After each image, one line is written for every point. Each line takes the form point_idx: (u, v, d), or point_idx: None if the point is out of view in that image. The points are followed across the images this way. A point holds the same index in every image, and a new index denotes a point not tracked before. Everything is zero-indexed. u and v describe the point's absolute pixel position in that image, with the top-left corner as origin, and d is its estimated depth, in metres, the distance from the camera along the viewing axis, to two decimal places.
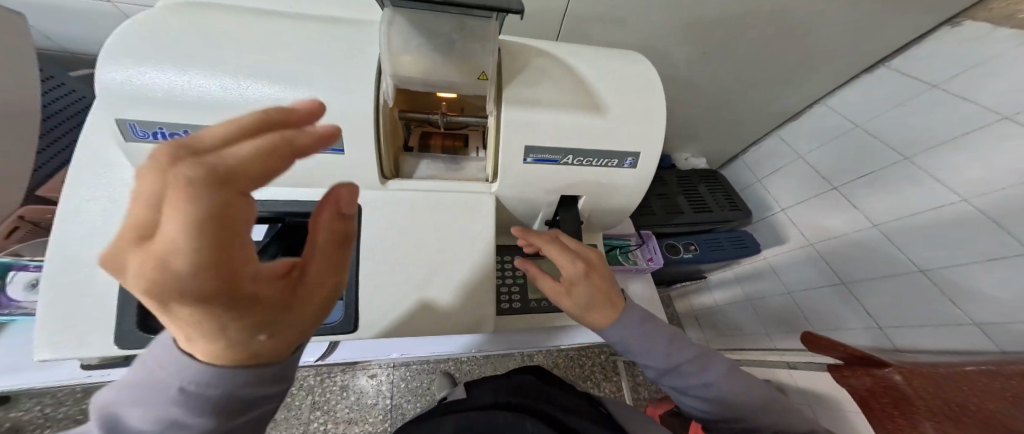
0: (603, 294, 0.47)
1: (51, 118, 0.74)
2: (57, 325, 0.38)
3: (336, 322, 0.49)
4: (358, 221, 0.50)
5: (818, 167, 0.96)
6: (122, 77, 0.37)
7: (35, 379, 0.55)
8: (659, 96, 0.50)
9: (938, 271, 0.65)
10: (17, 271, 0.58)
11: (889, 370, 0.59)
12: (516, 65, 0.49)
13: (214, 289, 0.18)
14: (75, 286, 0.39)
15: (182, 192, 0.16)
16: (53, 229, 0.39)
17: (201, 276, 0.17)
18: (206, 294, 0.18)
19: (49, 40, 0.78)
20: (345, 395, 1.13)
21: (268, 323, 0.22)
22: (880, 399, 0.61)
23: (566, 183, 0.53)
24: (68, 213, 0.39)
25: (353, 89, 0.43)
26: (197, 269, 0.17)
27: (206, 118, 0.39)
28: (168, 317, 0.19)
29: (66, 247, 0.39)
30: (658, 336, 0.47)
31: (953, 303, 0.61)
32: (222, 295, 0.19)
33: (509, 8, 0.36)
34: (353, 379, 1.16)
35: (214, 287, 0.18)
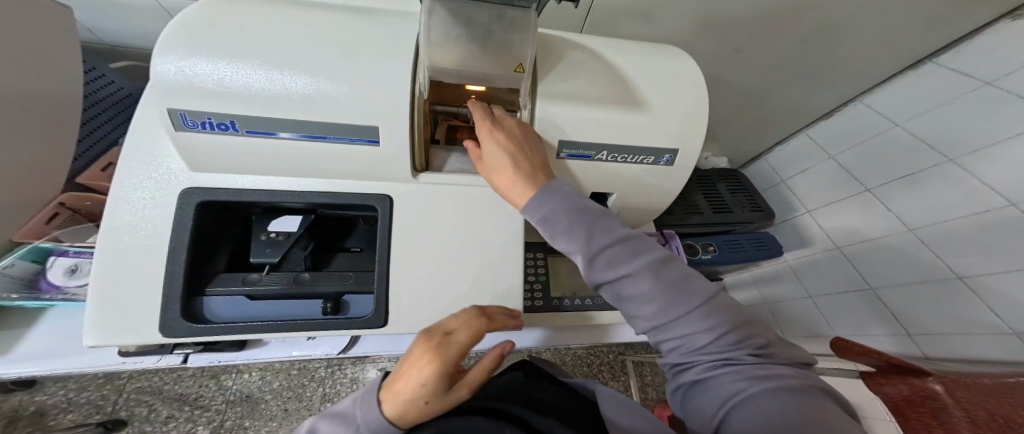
0: (508, 153, 0.43)
1: (92, 107, 0.76)
2: (105, 312, 0.39)
3: (366, 316, 0.48)
4: (390, 214, 0.50)
5: (853, 169, 0.92)
6: (175, 69, 0.38)
7: (70, 365, 0.56)
8: (703, 92, 0.49)
9: (980, 279, 0.62)
10: (59, 256, 0.62)
11: (930, 379, 0.57)
12: (552, 57, 0.47)
13: (447, 347, 0.33)
14: (122, 275, 0.39)
15: (470, 317, 0.38)
16: (104, 218, 0.40)
17: (449, 340, 0.34)
18: (441, 348, 0.33)
19: (91, 32, 0.80)
20: (354, 385, 1.34)
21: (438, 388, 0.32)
22: (917, 407, 0.58)
23: (600, 180, 0.52)
24: (117, 203, 0.40)
25: (392, 79, 0.42)
26: (453, 336, 0.35)
27: (252, 109, 0.39)
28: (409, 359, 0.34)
29: (116, 236, 0.39)
30: (607, 240, 0.37)
31: (992, 311, 0.59)
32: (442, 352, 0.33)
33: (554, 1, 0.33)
34: (362, 371, 1.37)
35: (448, 345, 0.34)
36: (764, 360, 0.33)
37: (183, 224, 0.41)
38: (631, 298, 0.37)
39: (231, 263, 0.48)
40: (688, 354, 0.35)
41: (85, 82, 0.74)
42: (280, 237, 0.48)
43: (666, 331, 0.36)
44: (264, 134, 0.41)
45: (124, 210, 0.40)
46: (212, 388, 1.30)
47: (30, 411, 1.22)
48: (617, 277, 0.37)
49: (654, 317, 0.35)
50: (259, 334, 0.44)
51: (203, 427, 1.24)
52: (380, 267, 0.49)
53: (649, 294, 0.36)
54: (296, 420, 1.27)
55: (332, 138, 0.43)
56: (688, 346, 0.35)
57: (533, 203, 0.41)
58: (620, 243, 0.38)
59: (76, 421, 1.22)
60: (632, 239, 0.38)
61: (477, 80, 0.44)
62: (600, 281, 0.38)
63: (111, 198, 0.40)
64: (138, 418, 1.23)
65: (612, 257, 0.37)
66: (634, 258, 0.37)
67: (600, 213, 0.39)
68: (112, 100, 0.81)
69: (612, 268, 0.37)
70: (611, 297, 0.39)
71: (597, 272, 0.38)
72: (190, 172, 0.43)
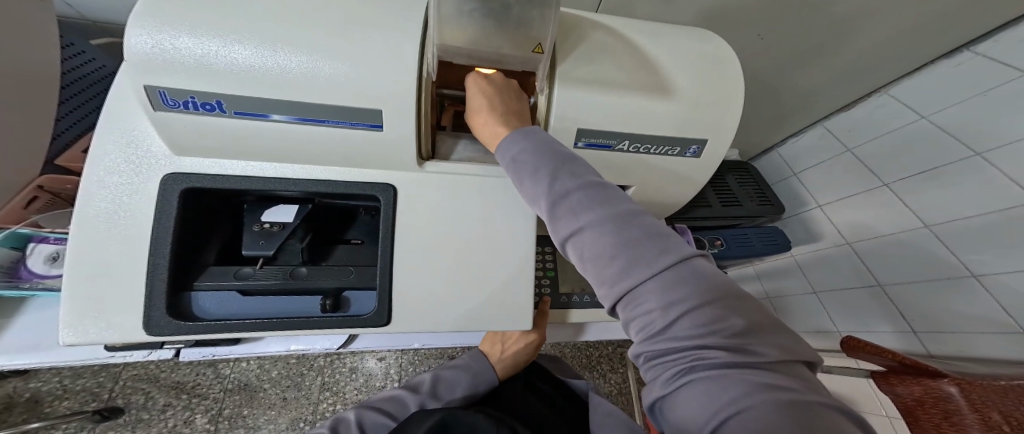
0: (483, 98, 0.42)
1: (73, 85, 0.71)
2: (84, 310, 0.36)
3: (369, 314, 0.45)
4: (393, 204, 0.46)
5: (873, 159, 0.79)
6: (151, 42, 0.33)
7: (55, 358, 0.51)
8: (738, 80, 0.45)
9: (996, 278, 0.55)
10: (38, 243, 0.57)
11: (943, 381, 0.47)
12: (572, 36, 0.43)
13: (532, 345, 0.67)
14: (102, 267, 0.36)
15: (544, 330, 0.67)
16: (76, 206, 0.36)
17: (533, 344, 0.67)
18: (530, 346, 0.67)
19: (71, 7, 0.75)
20: (354, 376, 1.33)
21: (525, 355, 0.70)
22: (930, 408, 0.49)
23: (616, 172, 0.49)
24: (90, 190, 0.36)
25: (390, 56, 0.38)
26: (535, 343, 0.67)
27: (240, 88, 0.35)
28: (511, 347, 0.68)
29: (98, 225, 0.36)
30: (571, 185, 0.35)
31: (1013, 319, 0.52)
32: (530, 347, 0.67)
33: None
34: (362, 362, 1.36)
35: (533, 345, 0.67)
36: (738, 350, 0.28)
37: (167, 213, 0.38)
38: (594, 256, 0.33)
39: (222, 255, 0.45)
40: (656, 334, 0.30)
41: (65, 59, 0.70)
42: (275, 228, 0.44)
43: (633, 301, 0.31)
44: (254, 116, 0.37)
45: (99, 198, 0.36)
46: (210, 376, 1.28)
47: (25, 397, 1.20)
48: (580, 228, 0.33)
49: (617, 280, 0.32)
50: (256, 332, 0.41)
51: (201, 415, 1.22)
52: (381, 262, 0.46)
53: (606, 249, 0.32)
54: (294, 410, 1.26)
55: (330, 122, 0.40)
56: (658, 325, 0.30)
57: (503, 146, 0.40)
58: (586, 189, 0.34)
59: (70, 409, 1.19)
60: (606, 192, 0.35)
61: (492, 61, 0.41)
62: (563, 235, 0.35)
63: (83, 184, 0.36)
64: (134, 406, 1.21)
65: (575, 204, 0.34)
66: (599, 206, 0.33)
67: (568, 158, 0.37)
68: (97, 78, 0.76)
69: (573, 216, 0.34)
70: (574, 258, 0.36)
71: (560, 222, 0.35)
72: (173, 156, 0.39)
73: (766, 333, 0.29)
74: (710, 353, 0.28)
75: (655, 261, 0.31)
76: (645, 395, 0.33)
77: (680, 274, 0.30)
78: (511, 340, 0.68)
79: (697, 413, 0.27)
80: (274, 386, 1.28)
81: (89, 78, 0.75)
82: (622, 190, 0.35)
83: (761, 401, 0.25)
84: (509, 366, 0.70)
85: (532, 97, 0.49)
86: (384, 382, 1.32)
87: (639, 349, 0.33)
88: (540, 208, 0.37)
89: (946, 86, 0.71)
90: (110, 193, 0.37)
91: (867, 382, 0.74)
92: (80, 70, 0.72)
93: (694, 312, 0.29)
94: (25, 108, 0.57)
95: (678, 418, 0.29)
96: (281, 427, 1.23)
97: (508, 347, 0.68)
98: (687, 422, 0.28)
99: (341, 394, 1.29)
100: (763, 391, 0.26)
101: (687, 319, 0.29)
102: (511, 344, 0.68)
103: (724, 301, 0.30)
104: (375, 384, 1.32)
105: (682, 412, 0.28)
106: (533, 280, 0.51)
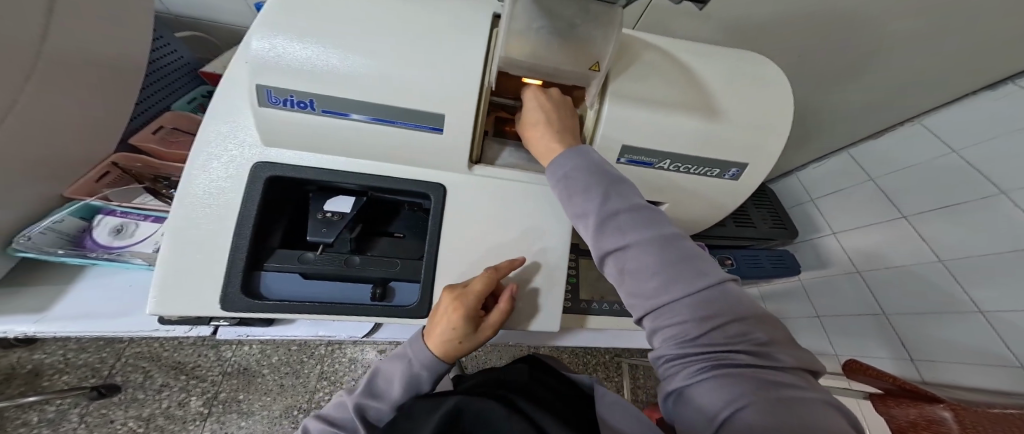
0: (541, 113, 0.46)
1: (158, 73, 0.83)
2: (166, 284, 0.38)
3: (414, 305, 0.48)
4: (443, 203, 0.50)
5: (886, 190, 0.81)
6: (268, 47, 0.36)
7: (106, 327, 0.52)
8: (787, 107, 0.46)
9: (1000, 315, 0.57)
10: (106, 215, 0.61)
11: (939, 406, 0.49)
12: (626, 56, 0.44)
13: (466, 307, 0.44)
14: (184, 245, 0.39)
15: (482, 280, 0.46)
16: (178, 187, 0.39)
17: (467, 305, 0.44)
18: (464, 307, 0.44)
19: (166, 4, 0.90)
20: (353, 367, 1.33)
21: (469, 331, 0.46)
22: (920, 430, 0.51)
23: (653, 187, 0.51)
24: (194, 173, 0.40)
25: (456, 61, 0.41)
26: (469, 303, 0.44)
27: (328, 87, 0.38)
28: (441, 321, 0.45)
29: (191, 206, 0.39)
30: (620, 206, 0.39)
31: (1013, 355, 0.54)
32: (465, 312, 0.44)
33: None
34: (361, 352, 1.37)
35: (468, 307, 0.44)
36: (761, 356, 0.31)
37: (252, 197, 0.41)
38: (635, 270, 0.37)
39: (286, 240, 0.47)
40: (688, 340, 0.33)
41: (154, 50, 0.81)
42: (334, 217, 0.47)
43: (668, 312, 0.34)
44: (334, 114, 0.40)
45: (201, 181, 0.40)
46: (211, 358, 1.29)
47: (26, 369, 1.21)
48: (625, 244, 0.37)
49: (658, 293, 0.35)
50: (312, 314, 0.44)
51: (197, 398, 1.23)
52: (428, 256, 0.49)
53: (649, 265, 0.36)
54: (290, 397, 1.27)
55: (399, 123, 0.43)
56: (691, 333, 0.33)
57: (556, 162, 0.44)
58: (633, 211, 0.39)
59: (69, 383, 1.21)
60: (651, 216, 0.39)
61: (548, 74, 0.43)
62: (606, 249, 0.38)
63: (187, 167, 0.40)
64: (132, 384, 1.22)
65: (623, 223, 0.38)
66: (645, 227, 0.37)
67: (617, 180, 0.41)
68: (177, 66, 0.88)
69: (620, 234, 0.38)
70: (613, 271, 0.39)
71: (607, 238, 0.38)
72: (263, 146, 0.42)
73: (785, 346, 0.33)
74: (732, 356, 0.31)
75: (696, 280, 0.34)
76: (662, 389, 0.36)
77: (717, 293, 0.34)
78: (440, 311, 0.46)
79: (711, 406, 0.30)
80: (274, 371, 1.30)
81: (168, 66, 0.86)
82: (667, 215, 0.39)
83: (774, 397, 0.28)
84: (454, 349, 0.47)
85: (580, 109, 0.51)
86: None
87: (661, 351, 0.35)
88: (586, 223, 0.41)
89: (981, 119, 0.67)
90: (207, 176, 0.40)
91: (859, 404, 0.76)
92: (164, 59, 0.84)
93: (724, 324, 0.32)
94: (99, 88, 0.61)
95: (694, 411, 0.31)
96: (274, 414, 1.24)
97: (438, 322, 0.46)
98: (702, 412, 0.30)
99: (339, 384, 1.30)
100: (777, 390, 0.28)
101: (717, 329, 0.32)
102: (439, 316, 0.45)
103: (750, 317, 0.33)
104: None
105: (699, 408, 0.31)
106: (562, 285, 0.54)
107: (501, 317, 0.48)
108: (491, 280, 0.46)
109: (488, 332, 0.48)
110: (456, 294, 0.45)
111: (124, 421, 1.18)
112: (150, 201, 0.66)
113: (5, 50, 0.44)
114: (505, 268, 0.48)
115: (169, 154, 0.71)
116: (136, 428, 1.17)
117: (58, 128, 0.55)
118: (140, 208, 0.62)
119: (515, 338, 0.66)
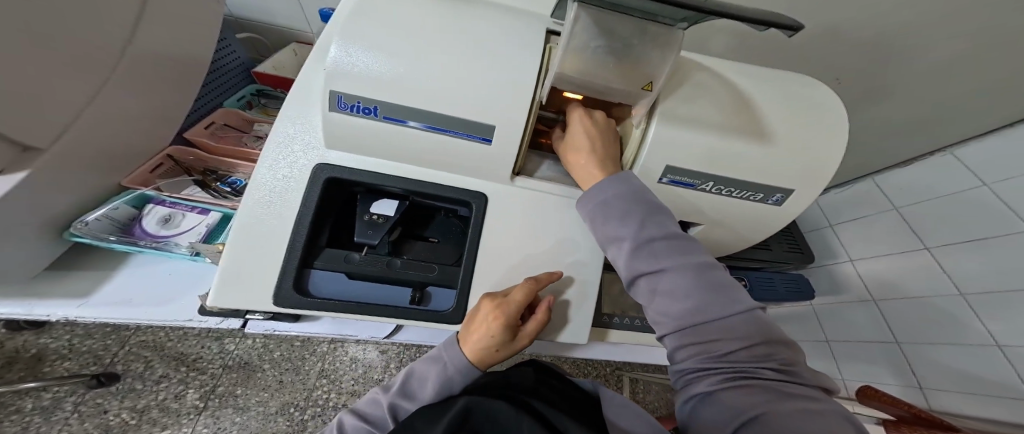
0: (586, 138, 0.46)
1: (219, 72, 0.87)
2: (228, 276, 0.42)
3: (449, 311, 0.49)
4: (483, 211, 0.51)
5: (910, 220, 0.81)
6: (344, 55, 0.38)
7: (141, 315, 0.54)
8: (840, 135, 0.46)
9: None
10: (156, 205, 0.63)
11: None
12: (676, 77, 0.44)
13: (508, 317, 0.45)
14: (255, 242, 0.42)
15: (523, 291, 0.47)
16: (247, 187, 0.43)
17: (508, 315, 0.45)
18: (506, 317, 0.45)
19: (235, 7, 0.96)
20: (353, 367, 1.31)
21: (507, 340, 0.46)
22: None
23: (692, 207, 0.52)
24: (261, 172, 0.44)
25: (510, 74, 0.41)
26: (511, 313, 0.45)
27: (391, 96, 0.40)
28: (480, 329, 0.45)
29: (263, 207, 0.43)
30: (657, 233, 0.42)
31: None
32: (506, 322, 0.44)
33: (786, 26, 0.31)
34: (363, 352, 1.35)
35: (509, 317, 0.45)
36: (780, 372, 0.37)
37: (311, 197, 0.44)
38: (667, 292, 0.41)
39: (331, 239, 0.49)
40: (717, 357, 0.38)
41: (218, 50, 0.85)
42: (379, 219, 0.48)
43: (700, 330, 0.39)
44: (394, 121, 0.42)
45: (264, 180, 0.44)
46: (213, 350, 1.29)
47: (30, 353, 1.22)
48: (661, 269, 0.41)
49: (691, 314, 0.39)
50: (355, 314, 0.45)
51: (194, 391, 1.22)
52: (467, 263, 0.50)
53: (684, 290, 0.40)
54: (288, 394, 1.25)
55: (451, 131, 0.44)
56: (720, 351, 0.38)
57: (598, 187, 0.45)
58: (668, 240, 0.42)
59: (70, 370, 1.21)
60: (686, 246, 0.42)
61: (597, 91, 0.43)
62: (640, 271, 0.42)
63: (258, 167, 0.44)
64: (132, 374, 1.22)
65: (659, 250, 0.42)
66: (679, 255, 0.41)
67: (654, 207, 0.43)
68: (234, 66, 0.92)
69: (656, 259, 0.41)
70: (644, 291, 0.43)
71: (641, 262, 0.42)
72: (324, 148, 0.45)
73: (799, 366, 0.38)
74: (758, 370, 0.36)
75: (727, 306, 0.39)
76: (685, 391, 0.40)
77: (745, 319, 0.39)
78: (480, 319, 0.46)
79: (734, 410, 0.35)
80: (275, 367, 1.29)
81: (227, 66, 0.90)
82: (699, 244, 0.43)
83: (795, 402, 0.33)
84: (489, 356, 0.47)
85: (621, 126, 0.52)
86: (382, 376, 1.31)
87: (687, 364, 0.40)
88: (621, 247, 0.44)
89: (1009, 155, 0.68)
90: (271, 175, 0.44)
91: None
92: (225, 59, 0.88)
93: (751, 345, 0.37)
94: (161, 87, 0.64)
95: (717, 414, 0.36)
96: (270, 411, 1.22)
97: (477, 330, 0.46)
98: (725, 415, 0.35)
99: (338, 382, 1.28)
100: (797, 397, 0.34)
101: (744, 349, 0.37)
102: (479, 324, 0.46)
103: (775, 338, 0.39)
104: (373, 376, 1.31)
105: (722, 412, 0.35)
106: (592, 298, 0.54)
107: (537, 327, 0.49)
108: (530, 291, 0.47)
109: (524, 341, 0.48)
110: (496, 303, 0.46)
111: (118, 412, 1.16)
112: (196, 193, 0.68)
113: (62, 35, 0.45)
114: (543, 280, 0.49)
115: (221, 150, 0.74)
116: (129, 420, 1.15)
117: (121, 120, 0.58)
118: (187, 199, 0.64)
119: (534, 347, 0.66)
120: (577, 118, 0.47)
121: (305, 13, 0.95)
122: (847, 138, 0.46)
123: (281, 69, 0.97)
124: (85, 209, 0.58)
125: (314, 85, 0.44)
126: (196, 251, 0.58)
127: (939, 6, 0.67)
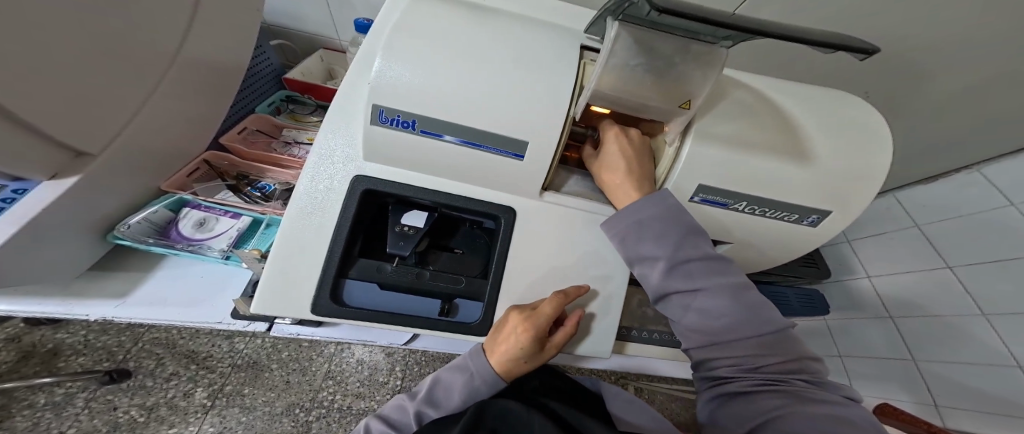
0: (619, 157, 0.46)
1: (253, 78, 0.89)
2: (273, 282, 0.43)
3: (475, 323, 0.49)
4: (511, 224, 0.51)
5: (934, 238, 0.78)
6: (388, 72, 0.39)
7: (170, 316, 0.55)
8: (879, 157, 0.46)
9: None
10: (192, 208, 0.64)
11: None
12: (714, 95, 0.44)
13: (536, 330, 0.44)
14: (297, 250, 0.44)
15: (552, 303, 0.46)
16: (291, 198, 0.44)
17: (538, 327, 0.44)
18: (534, 330, 0.44)
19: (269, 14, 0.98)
20: (359, 370, 1.32)
21: (535, 351, 0.46)
22: None
23: (723, 225, 0.51)
24: (302, 184, 0.45)
25: (548, 89, 0.41)
26: (540, 326, 0.44)
27: (432, 111, 0.41)
28: (509, 340, 0.45)
29: (304, 217, 0.44)
30: (692, 253, 0.42)
31: None
32: (536, 335, 0.44)
33: (843, 46, 0.30)
34: (370, 355, 1.35)
35: (538, 330, 0.44)
36: (810, 382, 0.38)
37: (349, 208, 0.45)
38: (701, 310, 0.41)
39: (365, 248, 0.50)
40: (749, 369, 0.39)
41: (254, 57, 0.88)
42: (411, 230, 0.49)
43: (732, 344, 0.40)
44: (432, 135, 0.43)
45: (305, 191, 0.45)
46: (224, 349, 1.30)
47: (46, 348, 1.24)
48: (696, 288, 0.41)
49: (725, 332, 0.40)
50: (386, 324, 0.46)
51: (203, 389, 1.22)
52: (495, 275, 0.50)
53: (718, 307, 0.40)
54: (293, 394, 1.25)
55: (485, 147, 0.44)
56: (752, 364, 0.39)
57: (631, 207, 0.45)
58: (704, 260, 0.42)
59: (83, 366, 1.22)
60: (722, 265, 0.42)
61: (630, 108, 0.43)
62: (675, 289, 0.42)
63: (301, 179, 0.45)
64: (143, 371, 1.23)
65: (694, 270, 0.42)
66: (714, 275, 0.41)
67: (688, 226, 0.43)
68: (266, 72, 0.94)
69: (691, 278, 0.42)
70: (676, 308, 0.43)
71: (677, 282, 0.42)
72: (361, 160, 0.46)
73: (827, 376, 0.40)
74: (789, 379, 0.38)
75: (762, 324, 0.39)
76: (710, 392, 0.42)
77: (779, 336, 0.39)
78: (509, 331, 0.45)
79: (758, 407, 0.37)
80: (283, 367, 1.30)
81: (261, 72, 0.92)
82: (733, 264, 0.42)
83: (824, 408, 0.35)
84: (517, 367, 0.46)
85: (653, 142, 0.51)
86: (388, 378, 1.31)
87: (716, 373, 0.41)
88: (653, 265, 0.44)
89: None
90: (311, 187, 0.45)
91: None
92: (259, 65, 0.91)
93: (784, 359, 0.38)
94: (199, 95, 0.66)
95: (744, 415, 0.38)
96: (276, 411, 1.22)
97: (506, 342, 0.45)
98: (753, 415, 0.37)
99: (343, 384, 1.28)
100: (826, 402, 0.36)
101: (777, 361, 0.38)
102: (509, 335, 0.45)
103: (806, 351, 0.40)
104: (377, 379, 1.31)
105: (749, 414, 0.37)
106: (616, 313, 0.54)
107: (565, 339, 0.48)
108: (560, 304, 0.46)
109: (550, 352, 0.48)
110: (526, 316, 0.46)
111: (126, 409, 1.17)
112: (229, 197, 0.70)
113: (111, 44, 0.46)
114: (572, 293, 0.49)
115: (252, 155, 0.76)
116: (137, 417, 1.15)
117: (159, 125, 0.59)
118: (222, 204, 0.66)
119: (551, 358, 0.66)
120: (609, 136, 0.48)
121: (334, 20, 0.97)
122: (886, 161, 0.46)
123: (308, 75, 0.99)
124: (125, 212, 0.59)
125: (355, 98, 0.44)
126: (229, 253, 0.60)
127: (973, 22, 0.66)
